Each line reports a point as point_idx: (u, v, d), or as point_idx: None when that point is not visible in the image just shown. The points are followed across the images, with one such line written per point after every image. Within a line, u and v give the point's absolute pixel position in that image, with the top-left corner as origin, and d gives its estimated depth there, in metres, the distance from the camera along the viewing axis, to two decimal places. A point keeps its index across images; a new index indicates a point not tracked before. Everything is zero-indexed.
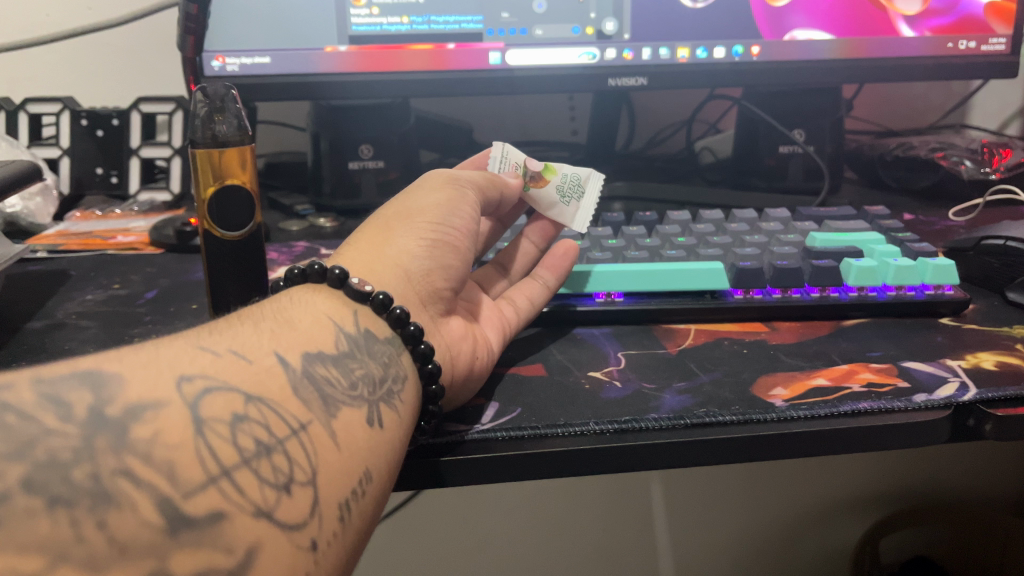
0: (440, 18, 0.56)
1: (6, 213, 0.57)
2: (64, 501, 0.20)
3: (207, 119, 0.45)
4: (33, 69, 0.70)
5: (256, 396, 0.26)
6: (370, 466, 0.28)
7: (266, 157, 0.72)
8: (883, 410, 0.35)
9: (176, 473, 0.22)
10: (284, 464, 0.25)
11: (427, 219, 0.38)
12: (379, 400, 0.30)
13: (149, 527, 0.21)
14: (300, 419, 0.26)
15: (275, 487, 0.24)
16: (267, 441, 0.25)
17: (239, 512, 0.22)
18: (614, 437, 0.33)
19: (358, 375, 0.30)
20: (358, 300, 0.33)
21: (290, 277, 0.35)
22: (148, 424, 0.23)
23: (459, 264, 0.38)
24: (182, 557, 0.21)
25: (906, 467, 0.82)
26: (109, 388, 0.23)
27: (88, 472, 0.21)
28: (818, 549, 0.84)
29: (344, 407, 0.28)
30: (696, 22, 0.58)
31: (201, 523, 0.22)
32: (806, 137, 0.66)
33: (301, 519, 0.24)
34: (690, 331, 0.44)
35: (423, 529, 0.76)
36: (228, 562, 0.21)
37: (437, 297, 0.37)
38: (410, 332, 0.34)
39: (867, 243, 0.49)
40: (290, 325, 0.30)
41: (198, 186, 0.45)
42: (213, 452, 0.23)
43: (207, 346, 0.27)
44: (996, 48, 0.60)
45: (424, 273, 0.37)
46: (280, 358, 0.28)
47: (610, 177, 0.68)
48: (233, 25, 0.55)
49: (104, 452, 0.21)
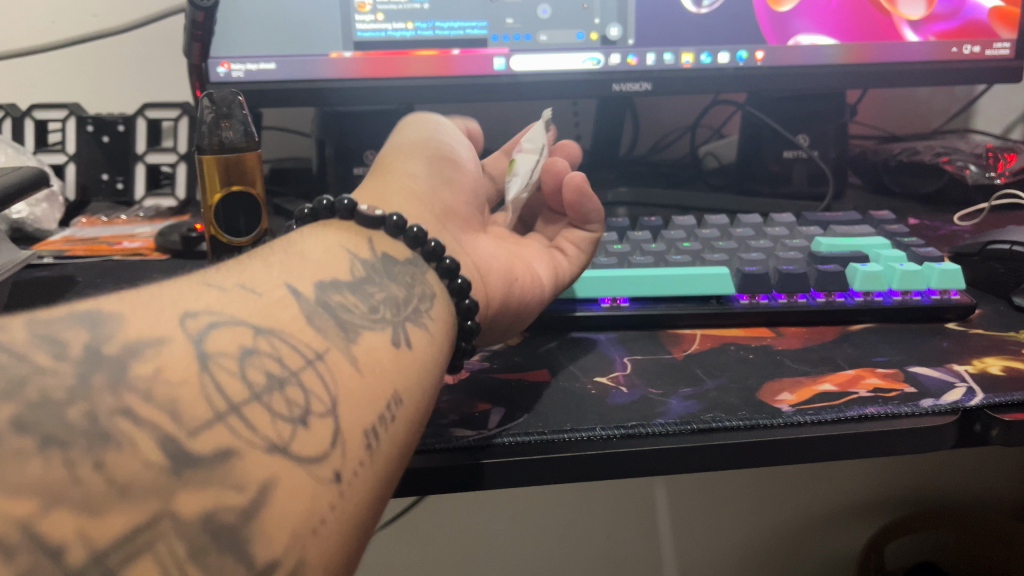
0: (445, 24, 0.57)
1: (13, 219, 0.57)
2: (58, 441, 0.19)
3: (213, 125, 0.45)
4: (41, 77, 0.71)
5: (266, 329, 0.26)
6: (398, 389, 0.28)
7: (270, 163, 0.72)
8: (890, 415, 0.35)
9: (179, 412, 0.22)
10: (298, 396, 0.24)
11: (417, 155, 0.42)
12: (403, 321, 0.31)
13: (150, 467, 0.20)
14: (316, 347, 0.26)
15: (291, 420, 0.24)
16: (280, 373, 0.24)
17: (250, 447, 0.22)
18: (621, 443, 0.33)
19: (379, 299, 0.31)
20: (372, 226, 0.35)
21: (301, 217, 0.36)
22: (150, 361, 0.22)
23: (456, 190, 0.42)
24: (187, 497, 0.20)
25: (914, 474, 0.81)
26: (107, 327, 0.23)
27: (84, 412, 0.20)
28: (824, 556, 0.84)
29: (364, 332, 0.28)
30: (700, 27, 0.58)
31: (207, 462, 0.21)
32: (810, 142, 0.65)
33: (321, 451, 0.24)
34: (696, 336, 0.44)
35: (427, 536, 0.76)
36: (238, 500, 0.21)
37: (450, 215, 0.40)
38: (430, 248, 0.35)
39: (872, 248, 0.49)
40: (302, 258, 0.31)
41: (204, 192, 0.46)
42: (220, 387, 0.23)
43: (215, 283, 0.27)
44: (1000, 53, 0.60)
45: (430, 195, 0.40)
46: (292, 288, 0.28)
47: (613, 183, 0.68)
48: (237, 30, 0.56)
49: (101, 391, 0.21)
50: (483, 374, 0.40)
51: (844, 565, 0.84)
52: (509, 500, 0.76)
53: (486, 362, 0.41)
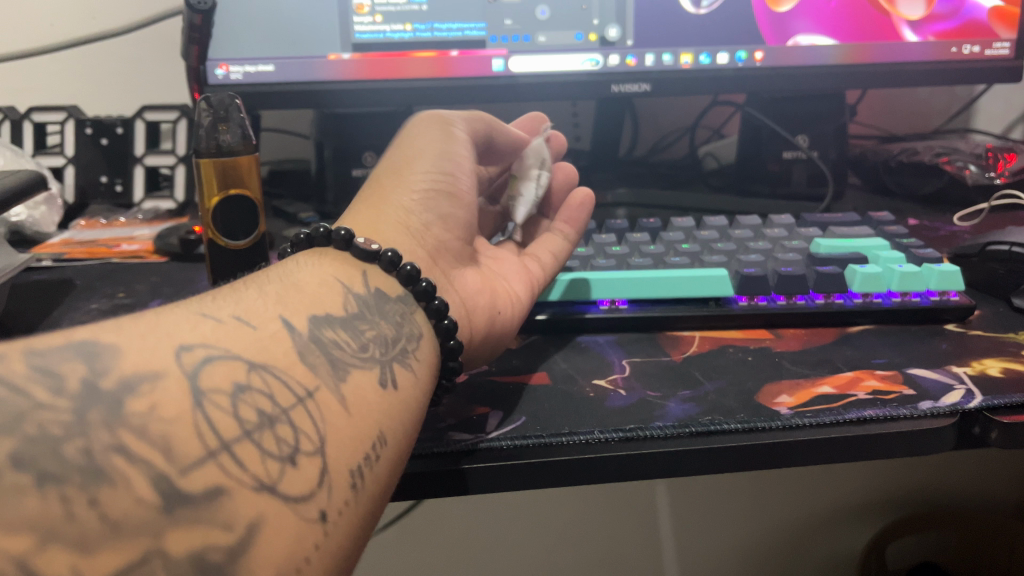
0: (442, 26, 0.57)
1: (12, 222, 0.57)
2: (54, 477, 0.19)
3: (211, 129, 0.46)
4: (39, 79, 0.71)
5: (258, 364, 0.26)
6: (385, 428, 0.28)
7: (269, 165, 0.72)
8: (888, 418, 0.35)
9: (172, 449, 0.22)
10: (289, 435, 0.25)
11: (418, 171, 0.42)
12: (391, 360, 0.31)
13: (143, 505, 0.20)
14: (307, 385, 0.26)
15: (280, 458, 0.24)
16: (271, 412, 0.25)
17: (239, 487, 0.22)
18: (619, 446, 0.33)
19: (369, 337, 0.31)
20: (366, 259, 0.35)
21: (296, 243, 0.36)
22: (144, 398, 0.22)
23: (456, 212, 0.42)
24: (178, 535, 0.20)
25: (915, 474, 0.81)
26: (102, 360, 0.23)
27: (80, 448, 0.20)
28: (825, 555, 0.84)
29: (353, 369, 0.29)
30: (699, 28, 0.58)
31: (198, 499, 0.21)
32: (810, 142, 0.65)
33: (306, 491, 0.24)
34: (694, 338, 0.44)
35: (428, 537, 0.76)
36: (226, 539, 0.21)
37: (442, 250, 0.41)
38: (421, 288, 0.36)
39: (871, 250, 0.49)
40: (296, 289, 0.31)
41: (203, 196, 0.46)
42: (212, 425, 0.23)
43: (210, 314, 0.27)
44: (1000, 53, 0.59)
45: (424, 226, 0.40)
46: (286, 322, 0.28)
47: (612, 184, 0.68)
48: (236, 33, 0.56)
49: (97, 426, 0.21)
50: (481, 377, 0.40)
51: (845, 564, 0.84)
52: (510, 501, 0.75)
53: (485, 364, 0.41)
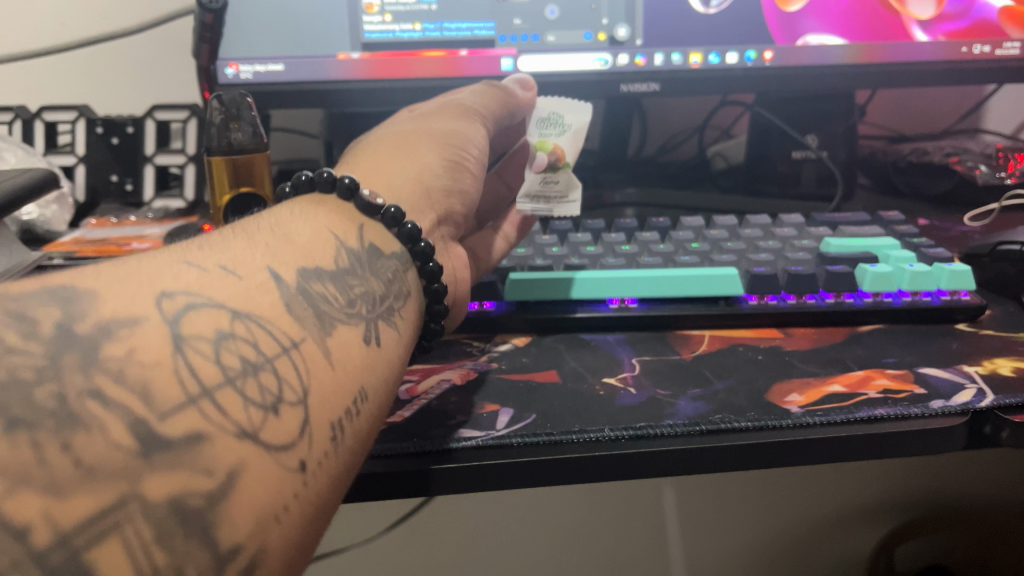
0: (452, 25, 0.57)
1: (23, 220, 0.58)
2: (26, 423, 0.19)
3: (223, 127, 0.47)
4: (50, 78, 0.71)
5: (243, 312, 0.25)
6: (365, 385, 0.28)
7: (278, 165, 0.73)
8: (899, 416, 0.34)
9: (151, 394, 0.21)
10: (272, 383, 0.24)
11: (439, 147, 0.43)
12: (377, 317, 0.31)
13: (120, 450, 0.20)
14: (292, 336, 0.26)
15: (262, 407, 0.24)
16: (255, 359, 0.24)
17: (220, 433, 0.22)
18: (630, 444, 0.33)
19: (357, 293, 0.31)
20: (368, 211, 0.35)
21: (297, 183, 0.36)
22: (122, 342, 0.22)
23: (468, 192, 0.44)
24: (156, 480, 0.20)
25: (921, 477, 0.80)
26: (79, 305, 0.22)
27: (53, 393, 0.20)
28: (834, 558, 0.83)
29: (340, 325, 0.29)
30: (708, 29, 0.58)
31: (178, 444, 0.21)
32: (819, 143, 0.66)
33: (288, 439, 0.24)
34: (704, 337, 0.44)
35: (436, 537, 0.77)
36: (207, 485, 0.21)
37: (447, 219, 0.42)
38: (421, 249, 0.36)
39: (882, 249, 0.49)
40: (287, 240, 0.30)
41: (217, 194, 0.48)
42: (194, 370, 0.22)
43: (195, 262, 0.26)
44: (1010, 52, 0.59)
45: (439, 195, 0.41)
46: (273, 273, 0.28)
47: (622, 185, 0.68)
48: (244, 33, 0.56)
49: (72, 371, 0.21)
50: (493, 374, 0.40)
51: (852, 565, 0.83)
52: (518, 501, 0.76)
53: (493, 363, 0.41)
